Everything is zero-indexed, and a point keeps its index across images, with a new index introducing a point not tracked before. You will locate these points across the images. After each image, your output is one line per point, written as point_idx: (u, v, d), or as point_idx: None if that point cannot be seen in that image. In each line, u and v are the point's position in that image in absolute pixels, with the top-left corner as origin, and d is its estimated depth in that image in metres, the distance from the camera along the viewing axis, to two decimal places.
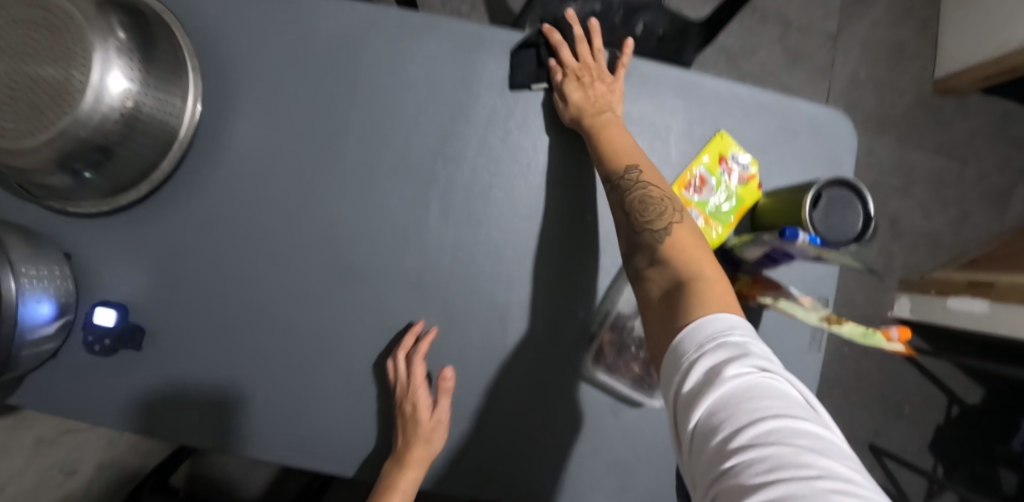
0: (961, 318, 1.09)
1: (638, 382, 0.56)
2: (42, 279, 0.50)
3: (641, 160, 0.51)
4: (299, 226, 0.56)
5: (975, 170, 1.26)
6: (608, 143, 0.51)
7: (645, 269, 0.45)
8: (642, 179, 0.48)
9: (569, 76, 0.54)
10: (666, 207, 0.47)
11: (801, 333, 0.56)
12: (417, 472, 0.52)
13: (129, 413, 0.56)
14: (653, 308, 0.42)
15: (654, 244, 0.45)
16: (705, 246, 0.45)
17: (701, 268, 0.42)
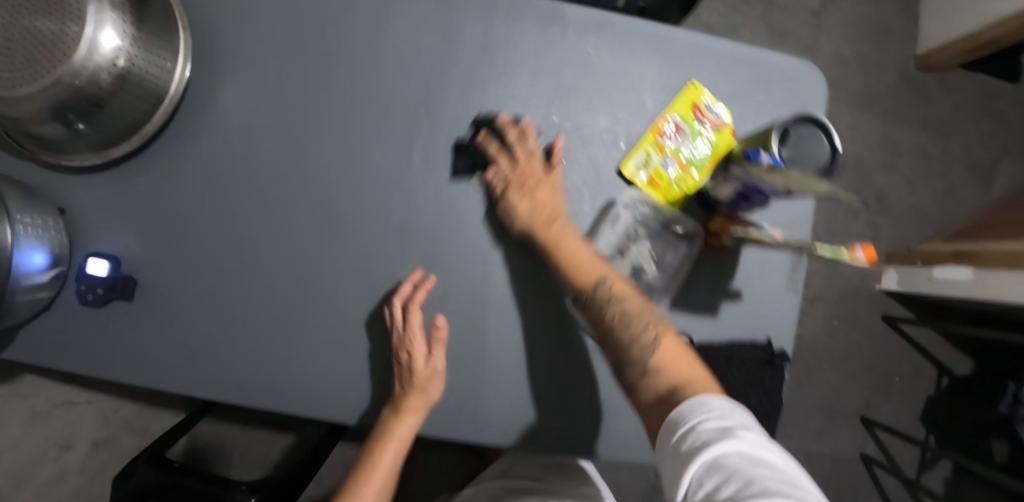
0: (948, 287, 1.10)
1: None
2: (36, 228, 0.51)
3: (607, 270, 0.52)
4: (290, 181, 0.58)
5: (959, 145, 1.28)
6: (568, 258, 0.52)
7: (638, 380, 0.47)
8: (614, 294, 0.50)
9: (514, 192, 0.54)
10: (643, 316, 0.49)
11: (780, 276, 0.57)
12: (412, 419, 0.54)
13: (123, 364, 0.57)
14: (653, 414, 0.44)
15: (641, 355, 0.47)
16: (685, 347, 0.48)
17: (687, 372, 0.45)
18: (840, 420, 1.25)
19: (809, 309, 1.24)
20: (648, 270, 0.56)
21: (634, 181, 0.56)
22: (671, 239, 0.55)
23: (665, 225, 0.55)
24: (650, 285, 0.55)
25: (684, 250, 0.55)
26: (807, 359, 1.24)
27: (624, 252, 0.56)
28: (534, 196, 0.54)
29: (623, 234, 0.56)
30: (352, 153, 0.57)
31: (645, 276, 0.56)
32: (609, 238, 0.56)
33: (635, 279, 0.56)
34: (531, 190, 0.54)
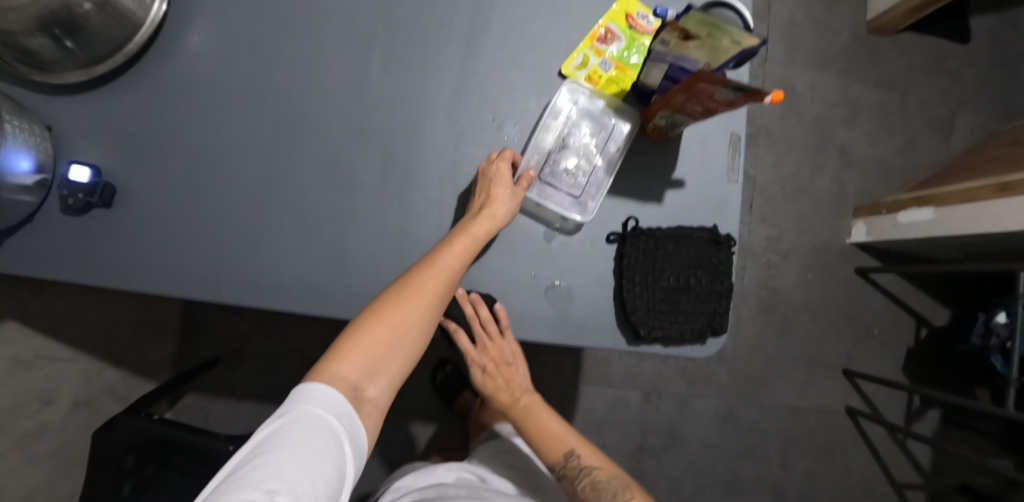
0: (913, 229, 1.14)
1: (571, 201, 0.58)
2: (21, 130, 0.55)
3: (573, 442, 0.70)
4: (259, 92, 0.62)
5: (916, 101, 1.34)
6: (539, 431, 0.71)
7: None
8: (584, 465, 0.67)
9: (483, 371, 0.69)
10: (612, 487, 0.66)
11: (719, 164, 0.61)
12: (488, 226, 0.54)
13: (102, 270, 0.60)
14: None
15: None
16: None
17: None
18: (823, 372, 1.26)
19: (784, 263, 1.26)
20: (592, 157, 0.60)
21: (574, 79, 0.60)
22: (599, 127, 0.60)
23: (600, 115, 0.60)
24: (597, 169, 0.59)
25: (622, 135, 0.59)
26: (786, 313, 1.26)
27: (568, 143, 0.60)
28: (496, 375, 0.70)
29: (565, 127, 0.60)
30: (316, 65, 0.62)
31: (590, 161, 0.59)
32: (553, 130, 0.60)
33: (579, 164, 0.59)
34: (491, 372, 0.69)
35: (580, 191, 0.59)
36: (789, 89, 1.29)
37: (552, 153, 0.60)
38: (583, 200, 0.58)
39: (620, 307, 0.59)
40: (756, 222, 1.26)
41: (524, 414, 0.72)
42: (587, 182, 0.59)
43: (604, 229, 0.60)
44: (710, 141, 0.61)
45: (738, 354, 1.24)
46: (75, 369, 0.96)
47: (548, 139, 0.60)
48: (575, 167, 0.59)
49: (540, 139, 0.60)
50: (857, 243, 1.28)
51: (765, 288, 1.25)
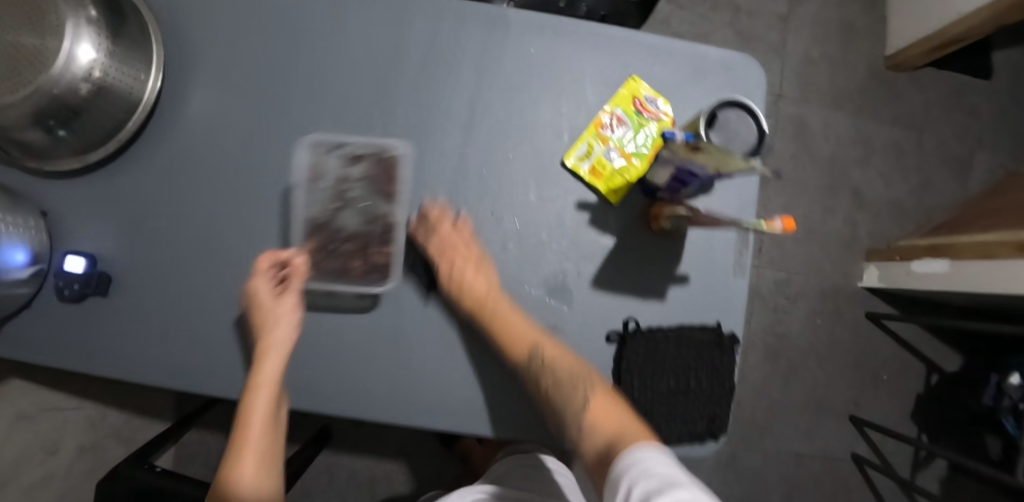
0: (925, 280, 1.11)
1: (372, 271, 0.58)
2: (16, 225, 0.55)
3: (537, 336, 0.54)
4: (257, 178, 0.62)
5: (933, 140, 1.30)
6: (502, 329, 0.54)
7: (578, 441, 0.49)
8: (547, 362, 0.52)
9: (449, 268, 0.55)
10: (575, 380, 0.52)
11: (725, 259, 0.59)
12: (278, 356, 0.54)
13: (98, 359, 0.60)
14: (598, 474, 0.46)
15: (578, 418, 0.50)
16: (615, 399, 0.51)
17: (618, 421, 0.48)
18: (829, 418, 1.24)
19: (792, 307, 1.24)
20: (379, 210, 0.58)
21: (577, 171, 0.58)
22: (366, 179, 0.58)
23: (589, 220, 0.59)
24: (383, 221, 0.58)
25: (600, 249, 0.58)
26: (792, 358, 1.23)
27: (369, 217, 0.59)
28: (464, 273, 0.55)
29: (332, 190, 0.57)
30: None
31: (377, 216, 0.58)
32: (320, 199, 0.57)
33: (366, 226, 0.58)
34: (460, 267, 0.55)
35: (374, 253, 0.58)
36: (803, 127, 1.25)
37: (327, 220, 0.58)
38: (380, 261, 0.58)
39: None
40: (764, 265, 1.23)
41: (489, 317, 0.54)
42: (382, 237, 0.58)
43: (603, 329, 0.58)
44: (717, 236, 0.59)
45: (743, 399, 1.22)
46: (79, 415, 0.96)
47: (319, 210, 0.58)
48: (361, 227, 0.58)
49: (310, 212, 0.57)
50: (868, 287, 1.25)
51: (772, 333, 1.23)
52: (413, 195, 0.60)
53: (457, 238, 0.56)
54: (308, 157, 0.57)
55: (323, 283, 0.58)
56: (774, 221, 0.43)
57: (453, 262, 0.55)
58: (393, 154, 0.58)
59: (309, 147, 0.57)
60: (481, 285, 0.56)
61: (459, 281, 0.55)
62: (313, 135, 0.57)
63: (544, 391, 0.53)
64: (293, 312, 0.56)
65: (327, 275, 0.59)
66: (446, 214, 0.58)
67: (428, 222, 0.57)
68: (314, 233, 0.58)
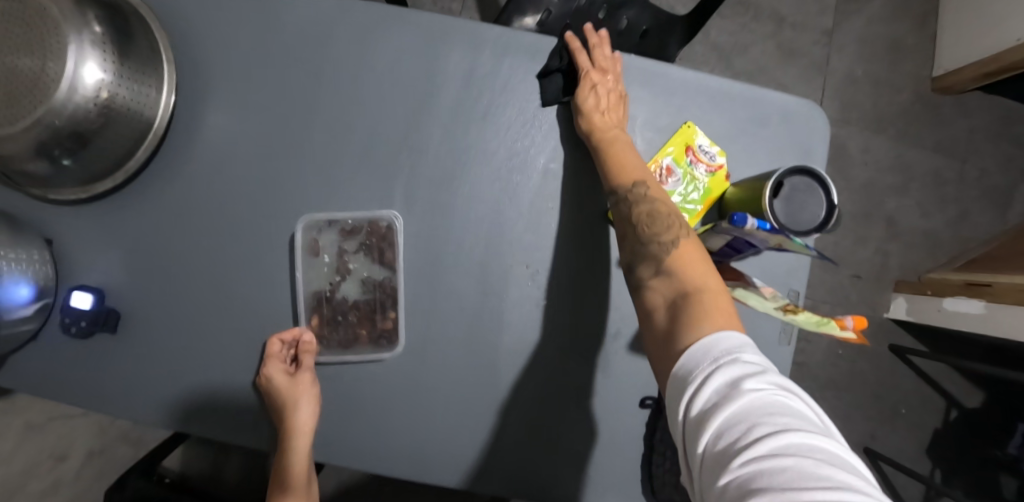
0: (958, 320, 1.07)
1: (376, 338, 0.55)
2: (20, 261, 0.52)
3: (646, 175, 0.50)
4: (273, 216, 0.57)
5: (975, 169, 1.24)
6: (617, 154, 0.51)
7: (649, 278, 0.45)
8: (650, 195, 0.48)
9: (591, 84, 0.53)
10: (676, 223, 0.46)
11: (771, 326, 0.55)
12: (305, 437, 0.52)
13: (107, 397, 0.57)
14: (660, 313, 0.41)
15: (657, 254, 0.45)
16: (709, 262, 0.44)
17: (701, 280, 0.41)
18: None
19: (814, 336, 1.20)
20: (378, 278, 0.54)
21: None
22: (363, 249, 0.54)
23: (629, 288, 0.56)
24: (385, 289, 0.54)
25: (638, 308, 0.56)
26: (811, 388, 1.21)
27: (375, 286, 0.54)
28: (603, 97, 0.53)
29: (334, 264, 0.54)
30: (336, 194, 0.55)
31: (378, 283, 0.54)
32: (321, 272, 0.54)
33: (368, 297, 0.54)
34: (601, 91, 0.53)
35: (380, 320, 0.54)
36: (840, 151, 1.19)
37: (331, 292, 0.54)
38: (386, 327, 0.54)
39: (646, 478, 0.57)
40: None
41: (603, 143, 0.52)
42: (387, 303, 0.54)
43: (637, 393, 0.57)
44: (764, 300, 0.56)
45: None
46: (87, 422, 0.94)
47: (323, 283, 0.54)
48: (363, 297, 0.54)
49: (311, 286, 0.54)
50: (893, 319, 1.21)
51: (792, 362, 1.20)
52: (414, 255, 0.55)
53: (608, 68, 0.54)
54: (302, 235, 0.54)
55: (329, 356, 0.55)
56: (847, 324, 0.40)
57: (600, 79, 0.53)
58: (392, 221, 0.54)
59: (304, 225, 0.54)
60: (611, 118, 0.53)
61: (593, 103, 0.52)
62: (310, 211, 0.55)
63: (635, 218, 0.48)
64: (312, 391, 0.53)
65: (335, 346, 0.55)
66: (606, 37, 0.55)
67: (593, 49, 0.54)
68: (316, 304, 0.55)
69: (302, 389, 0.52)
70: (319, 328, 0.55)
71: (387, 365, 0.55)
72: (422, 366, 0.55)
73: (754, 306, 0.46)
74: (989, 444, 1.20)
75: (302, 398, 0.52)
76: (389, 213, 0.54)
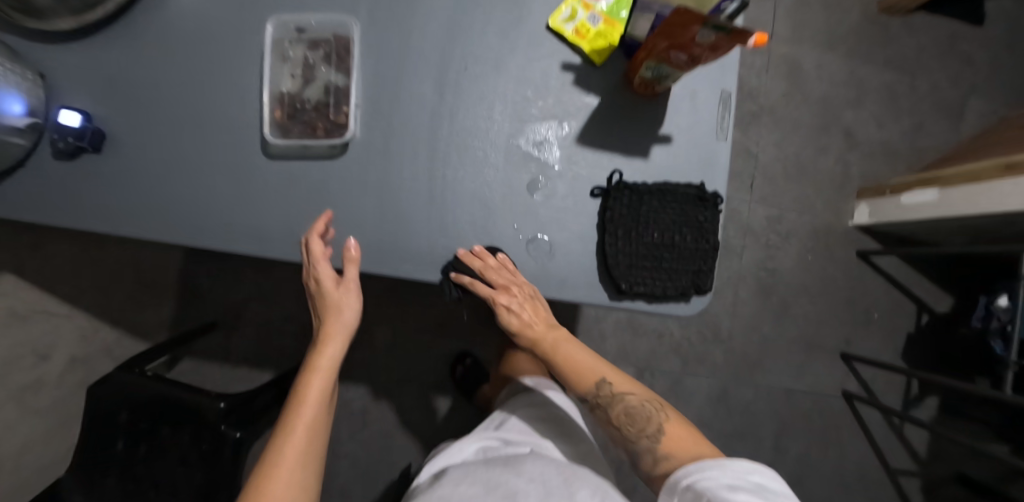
0: (915, 211, 1.12)
1: (330, 133, 0.58)
2: (14, 72, 0.56)
3: (601, 370, 0.62)
4: (246, 38, 0.60)
5: (925, 83, 1.31)
6: (570, 366, 0.62)
7: (653, 466, 0.57)
8: (616, 391, 0.60)
9: (505, 308, 0.60)
10: (645, 410, 0.59)
11: (709, 122, 0.60)
12: (340, 339, 0.64)
13: (93, 214, 0.60)
14: (671, 493, 0.55)
15: (650, 445, 0.57)
16: (681, 421, 0.59)
17: (693, 451, 0.55)
18: (820, 355, 1.25)
19: (784, 244, 1.24)
20: (341, 82, 0.58)
21: (562, 32, 0.59)
22: (329, 54, 0.59)
23: (575, 91, 0.59)
24: (341, 89, 0.58)
25: (584, 109, 0.59)
26: (785, 294, 1.24)
27: (330, 88, 0.58)
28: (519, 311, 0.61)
29: (299, 64, 0.59)
30: (300, 5, 0.59)
31: (335, 85, 0.58)
32: (285, 72, 0.58)
33: (327, 96, 0.58)
34: (515, 307, 0.60)
35: (334, 114, 0.58)
36: (796, 67, 1.27)
37: (294, 91, 0.58)
38: (340, 121, 0.58)
39: (602, 265, 0.59)
40: (756, 201, 1.24)
41: (550, 349, 0.64)
42: (342, 99, 0.58)
43: (588, 185, 0.59)
44: (699, 97, 0.60)
45: (734, 334, 1.23)
46: (72, 325, 0.96)
47: (288, 82, 0.58)
48: (323, 98, 0.58)
49: (275, 83, 0.58)
50: (858, 225, 1.26)
51: (764, 268, 1.24)
52: (370, 57, 0.58)
53: (510, 280, 0.57)
54: (273, 37, 0.59)
55: (288, 144, 0.57)
56: (741, 34, 0.44)
57: (509, 297, 0.59)
58: (352, 27, 0.58)
59: (273, 26, 0.58)
60: (538, 323, 0.63)
61: (516, 321, 0.61)
62: (277, 14, 0.59)
63: (614, 417, 0.60)
64: (356, 305, 0.63)
65: (293, 136, 0.58)
66: (485, 250, 0.57)
67: (477, 267, 0.56)
68: (278, 101, 0.58)
69: (346, 298, 0.61)
70: (281, 121, 0.58)
71: (345, 157, 0.58)
72: (382, 161, 0.58)
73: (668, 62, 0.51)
74: (953, 323, 1.26)
75: (347, 302, 0.62)
76: (350, 20, 0.58)
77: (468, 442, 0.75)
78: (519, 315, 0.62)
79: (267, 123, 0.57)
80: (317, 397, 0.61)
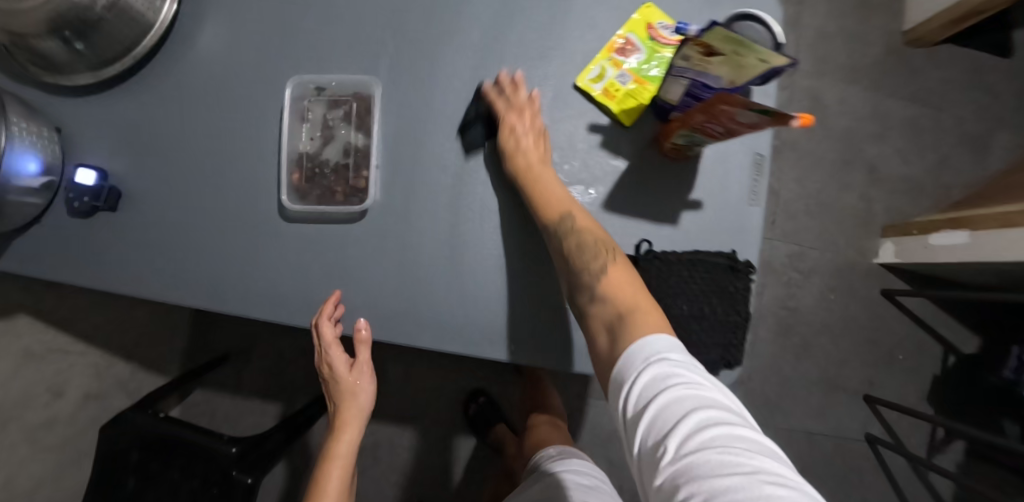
0: (945, 253, 1.08)
1: (349, 197, 0.56)
2: (30, 131, 0.55)
3: (572, 205, 0.53)
4: (265, 97, 0.60)
5: (951, 117, 1.28)
6: (538, 191, 0.53)
7: (588, 306, 0.49)
8: (577, 228, 0.51)
9: (509, 127, 0.54)
10: (600, 252, 0.50)
11: (741, 187, 0.58)
12: (356, 424, 0.70)
13: (107, 274, 0.59)
14: (601, 338, 0.47)
15: (590, 280, 0.49)
16: (635, 278, 0.49)
17: (634, 303, 0.46)
18: (842, 397, 1.21)
19: (805, 282, 1.21)
20: (361, 144, 0.57)
21: (589, 91, 0.56)
22: (349, 114, 0.57)
23: (602, 154, 0.57)
24: (361, 151, 0.57)
25: (611, 173, 0.57)
26: (806, 334, 1.21)
27: (349, 148, 0.57)
28: (523, 137, 0.54)
29: (318, 125, 0.57)
30: (322, 66, 0.58)
31: (354, 147, 0.57)
32: (303, 133, 0.57)
33: (346, 157, 0.57)
34: (520, 131, 0.54)
35: (354, 177, 0.56)
36: (818, 101, 1.24)
37: (312, 152, 0.57)
38: (360, 184, 0.56)
39: None
40: (777, 238, 1.21)
41: (528, 179, 0.53)
42: (362, 162, 0.56)
43: (613, 252, 0.57)
44: (732, 160, 0.58)
45: (754, 375, 1.19)
46: (86, 362, 0.94)
47: (306, 143, 0.57)
48: (343, 159, 0.57)
49: (294, 144, 0.57)
50: (882, 264, 1.22)
51: (785, 307, 1.20)
52: (392, 118, 0.57)
53: (527, 107, 0.55)
54: (292, 98, 0.57)
55: (306, 209, 0.56)
56: (788, 118, 0.41)
57: (519, 120, 0.54)
58: (373, 88, 0.57)
59: (292, 86, 0.57)
60: (533, 154, 0.54)
61: (513, 145, 0.54)
62: (298, 74, 0.58)
63: (565, 250, 0.51)
64: (369, 388, 0.70)
65: (311, 201, 0.56)
66: (521, 80, 0.56)
67: (508, 93, 0.55)
68: (297, 163, 0.57)
69: (359, 382, 0.69)
70: (299, 184, 0.56)
71: (363, 222, 0.56)
72: (402, 226, 0.56)
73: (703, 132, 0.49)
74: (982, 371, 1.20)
75: (361, 386, 0.70)
76: (371, 80, 0.57)
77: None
78: (519, 141, 0.54)
79: (285, 186, 0.56)
80: (337, 484, 0.68)
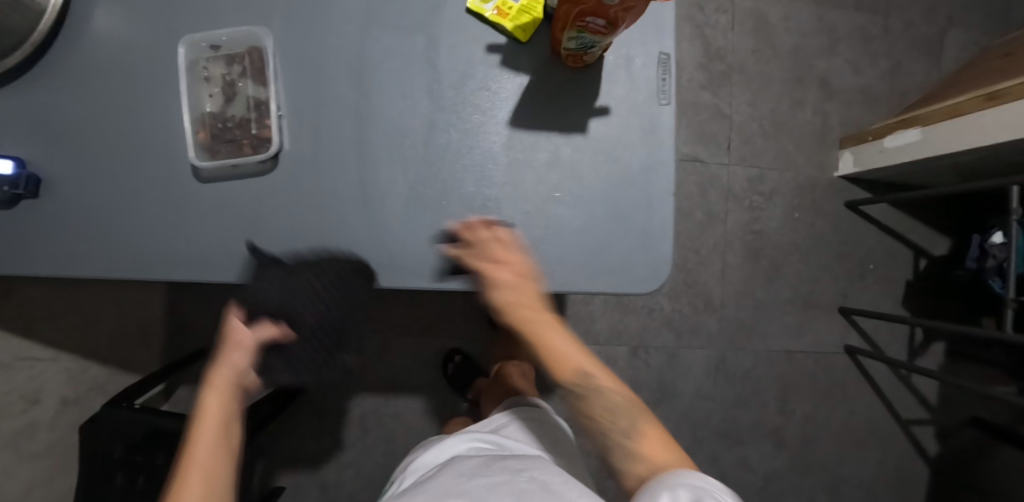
0: (898, 154, 1.08)
1: (256, 150, 0.56)
2: None
3: (585, 362, 0.54)
4: (166, 65, 0.58)
5: (900, 22, 1.26)
6: (547, 352, 0.54)
7: (620, 465, 0.49)
8: (596, 386, 0.53)
9: (494, 283, 0.53)
10: (625, 410, 0.52)
11: (648, 86, 0.59)
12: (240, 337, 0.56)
13: (37, 260, 0.56)
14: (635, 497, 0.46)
15: (624, 447, 0.50)
16: (662, 433, 0.50)
17: (666, 461, 0.47)
18: (818, 312, 1.22)
19: (768, 205, 1.21)
20: (261, 95, 0.57)
21: (481, 12, 0.56)
22: (245, 68, 0.57)
23: (500, 74, 0.58)
24: (264, 103, 0.57)
25: (515, 92, 0.58)
26: (774, 256, 1.21)
27: (251, 100, 0.57)
28: (508, 278, 0.53)
29: (219, 83, 0.57)
30: (210, 20, 0.57)
31: (259, 100, 0.57)
32: (203, 92, 0.57)
33: (250, 111, 0.57)
34: (501, 275, 0.53)
35: (258, 129, 0.57)
36: (763, 21, 1.22)
37: (218, 111, 0.57)
38: (265, 135, 0.56)
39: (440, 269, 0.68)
40: (736, 162, 1.20)
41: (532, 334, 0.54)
42: (264, 114, 0.57)
43: (526, 168, 0.58)
44: (636, 64, 0.59)
45: (726, 301, 1.19)
46: (58, 367, 0.93)
47: (208, 102, 0.57)
48: (247, 114, 0.57)
49: (195, 103, 0.56)
50: (843, 175, 1.22)
51: (750, 231, 1.20)
52: (286, 64, 0.57)
53: (501, 246, 0.54)
54: (188, 60, 0.57)
55: (212, 165, 0.56)
56: None
57: (494, 264, 0.53)
58: (262, 36, 0.56)
59: (186, 48, 0.56)
60: (524, 299, 0.54)
61: (499, 290, 0.53)
62: (189, 34, 0.57)
63: (592, 413, 0.53)
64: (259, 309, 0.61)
65: (220, 156, 0.56)
66: (513, 237, 0.55)
67: (473, 238, 0.54)
68: (201, 123, 0.57)
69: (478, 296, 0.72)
70: (206, 143, 0.56)
71: (273, 169, 0.57)
72: (312, 171, 0.56)
73: (586, 33, 0.49)
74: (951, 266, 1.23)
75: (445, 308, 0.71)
76: (261, 30, 0.57)
77: (459, 438, 0.70)
78: (504, 286, 0.53)
79: (190, 146, 0.55)
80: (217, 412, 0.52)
